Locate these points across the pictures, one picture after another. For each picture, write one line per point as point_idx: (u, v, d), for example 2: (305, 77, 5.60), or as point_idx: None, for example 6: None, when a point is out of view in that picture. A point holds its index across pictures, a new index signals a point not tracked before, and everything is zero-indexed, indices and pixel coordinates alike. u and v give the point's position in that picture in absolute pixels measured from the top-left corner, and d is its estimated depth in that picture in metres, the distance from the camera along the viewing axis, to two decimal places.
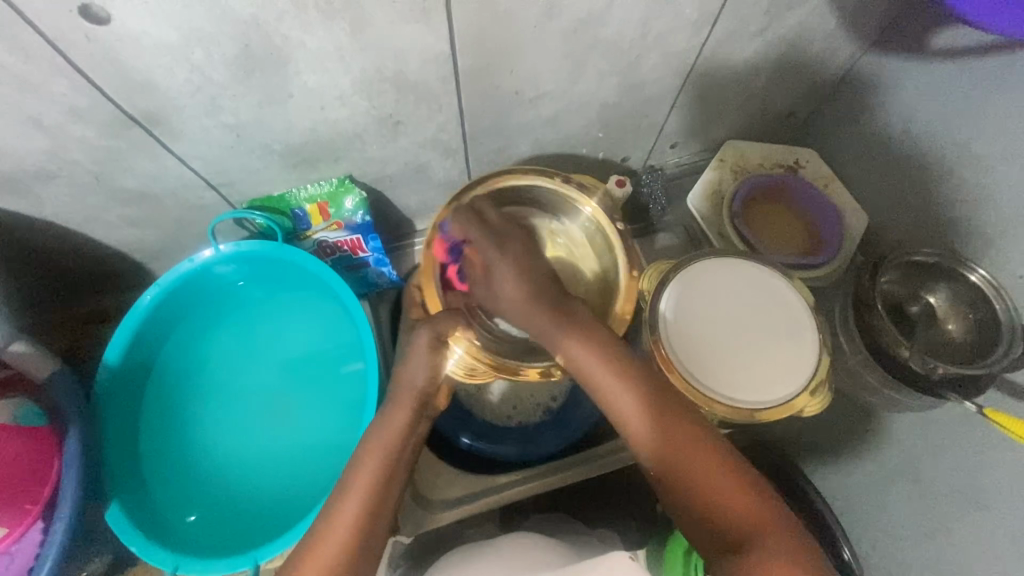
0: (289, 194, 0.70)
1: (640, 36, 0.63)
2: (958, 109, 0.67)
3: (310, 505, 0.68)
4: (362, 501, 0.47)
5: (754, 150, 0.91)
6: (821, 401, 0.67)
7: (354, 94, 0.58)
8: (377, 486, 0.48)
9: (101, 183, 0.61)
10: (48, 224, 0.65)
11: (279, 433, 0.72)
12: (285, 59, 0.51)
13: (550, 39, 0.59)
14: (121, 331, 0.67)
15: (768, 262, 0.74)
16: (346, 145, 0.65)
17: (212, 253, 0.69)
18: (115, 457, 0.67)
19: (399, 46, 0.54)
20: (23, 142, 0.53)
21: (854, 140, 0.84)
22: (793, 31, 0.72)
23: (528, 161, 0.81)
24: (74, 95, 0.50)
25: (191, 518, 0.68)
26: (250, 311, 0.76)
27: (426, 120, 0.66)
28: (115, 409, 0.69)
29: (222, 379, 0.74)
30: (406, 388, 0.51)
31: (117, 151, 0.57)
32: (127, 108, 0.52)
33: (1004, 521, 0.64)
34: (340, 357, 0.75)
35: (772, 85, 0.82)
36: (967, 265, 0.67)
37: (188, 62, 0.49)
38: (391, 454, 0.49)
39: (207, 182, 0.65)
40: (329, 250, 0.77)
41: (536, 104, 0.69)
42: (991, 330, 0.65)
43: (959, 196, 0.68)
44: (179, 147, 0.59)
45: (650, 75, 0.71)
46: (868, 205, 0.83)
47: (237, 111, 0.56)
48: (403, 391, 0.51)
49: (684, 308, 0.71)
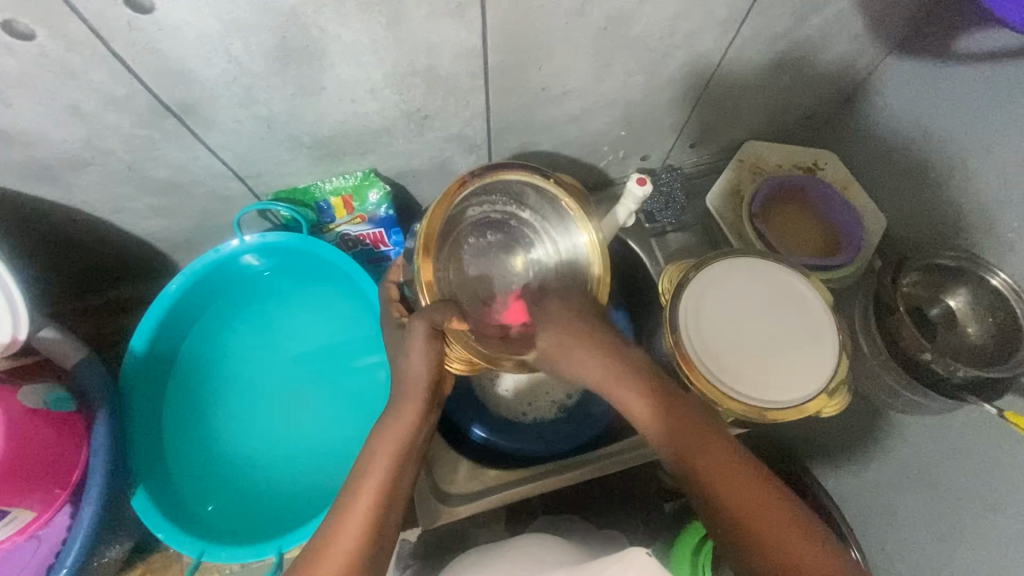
0: (314, 187, 0.71)
1: (668, 35, 0.64)
2: (983, 113, 0.67)
3: (329, 496, 0.68)
4: (379, 482, 0.49)
5: (773, 151, 0.91)
6: (839, 401, 0.67)
7: (385, 87, 0.58)
8: (393, 470, 0.50)
9: (132, 172, 0.61)
10: (78, 212, 0.65)
11: (299, 424, 0.73)
12: (321, 51, 0.52)
13: (580, 36, 0.59)
14: (148, 319, 0.68)
15: (787, 262, 0.75)
16: (373, 139, 0.66)
17: (239, 244, 0.70)
18: (140, 443, 0.68)
19: (432, 40, 0.54)
20: (60, 130, 0.54)
21: (873, 142, 0.84)
22: (819, 32, 0.72)
23: (550, 159, 0.81)
24: (112, 84, 0.50)
25: (211, 507, 0.68)
26: (272, 302, 0.77)
27: (453, 116, 0.66)
28: (140, 397, 0.69)
29: (244, 370, 0.74)
30: (415, 384, 0.55)
31: (150, 140, 0.58)
32: (164, 97, 0.53)
33: (1019, 524, 0.64)
34: (361, 351, 0.75)
35: (795, 86, 0.82)
36: (988, 269, 0.68)
37: (226, 53, 0.49)
38: (404, 441, 0.53)
39: (235, 173, 0.66)
40: (352, 243, 0.79)
41: (562, 101, 0.69)
42: (1012, 334, 0.66)
43: (981, 200, 0.69)
44: (211, 137, 0.59)
45: (675, 74, 0.71)
46: (887, 208, 0.83)
47: (270, 103, 0.56)
48: (413, 384, 0.55)
49: (703, 306, 0.71)
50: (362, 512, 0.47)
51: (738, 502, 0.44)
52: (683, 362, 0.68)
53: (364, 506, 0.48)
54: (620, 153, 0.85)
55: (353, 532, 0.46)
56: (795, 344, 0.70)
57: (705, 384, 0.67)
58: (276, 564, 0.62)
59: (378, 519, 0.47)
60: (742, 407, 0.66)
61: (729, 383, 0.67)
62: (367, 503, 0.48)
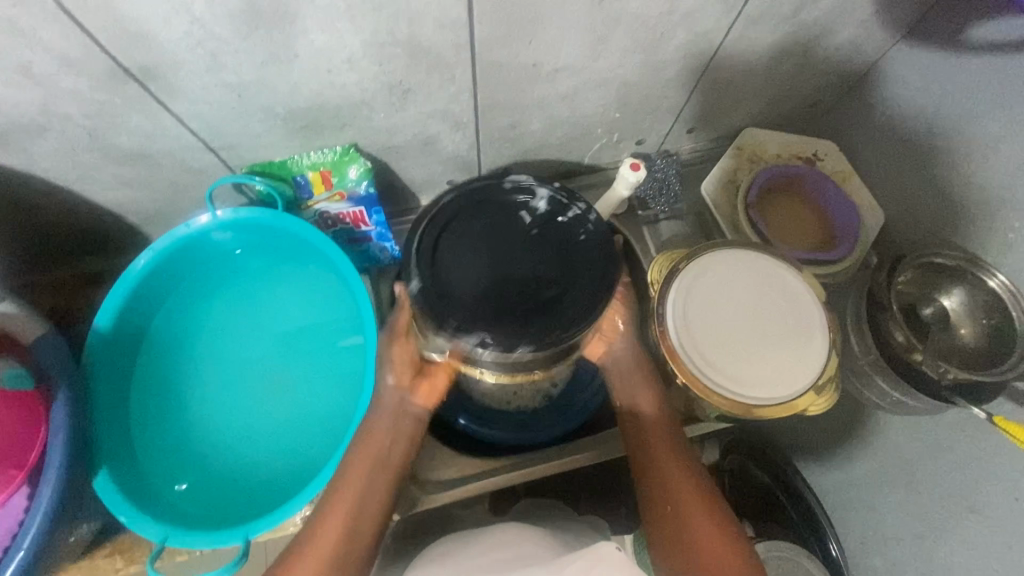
0: (290, 161, 0.67)
1: (667, 11, 0.60)
2: (992, 108, 0.64)
3: (302, 480, 0.67)
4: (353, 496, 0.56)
5: (773, 139, 0.88)
6: (826, 400, 0.66)
7: (364, 56, 0.55)
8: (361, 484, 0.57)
9: (95, 140, 0.58)
10: (38, 179, 0.62)
11: (272, 407, 0.71)
12: (293, 15, 0.48)
13: (574, 9, 0.56)
14: (113, 296, 0.66)
15: (781, 255, 0.72)
16: (352, 113, 0.62)
17: (210, 219, 0.67)
18: (105, 422, 0.66)
19: (413, 8, 0.50)
20: (12, 91, 0.50)
21: (877, 134, 0.81)
22: (827, 15, 0.68)
23: (541, 140, 0.78)
24: (66, 44, 0.46)
25: (179, 487, 0.67)
26: (245, 281, 0.74)
27: (437, 90, 0.62)
28: (106, 374, 0.67)
29: (216, 349, 0.72)
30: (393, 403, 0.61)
31: (111, 106, 0.54)
32: (124, 61, 0.49)
33: (998, 528, 0.63)
34: (337, 331, 0.73)
35: (799, 72, 0.79)
36: (986, 270, 0.66)
37: (188, 14, 0.46)
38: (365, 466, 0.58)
39: (206, 144, 0.62)
40: (331, 222, 0.75)
41: (554, 79, 0.66)
42: (1007, 338, 0.65)
43: (983, 197, 0.66)
44: (178, 106, 0.56)
45: (674, 54, 0.68)
46: (886, 202, 0.81)
47: (240, 70, 0.53)
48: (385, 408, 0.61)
49: (693, 300, 0.69)
50: (336, 529, 0.54)
51: (698, 525, 0.56)
52: (669, 357, 0.66)
53: (340, 518, 0.55)
54: (613, 136, 0.82)
55: (327, 540, 0.54)
56: (785, 340, 0.68)
57: (690, 378, 0.66)
58: (243, 550, 0.60)
59: (351, 532, 0.55)
60: (726, 402, 0.65)
61: (715, 378, 0.66)
62: (343, 516, 0.55)
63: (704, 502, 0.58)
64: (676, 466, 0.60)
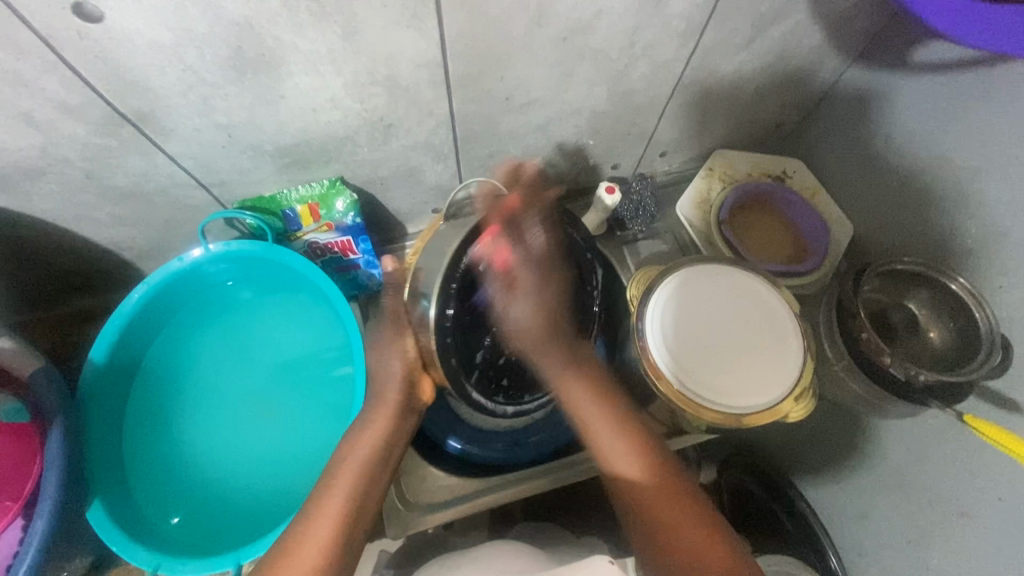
0: (280, 195, 0.71)
1: (628, 45, 0.64)
2: (938, 122, 0.68)
3: (298, 502, 0.68)
4: (340, 507, 0.50)
5: (742, 160, 0.92)
6: (806, 406, 0.68)
7: (346, 96, 0.58)
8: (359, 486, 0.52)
9: (92, 181, 0.61)
10: (36, 221, 0.65)
11: (266, 436, 0.72)
12: (278, 61, 0.52)
13: (539, 46, 0.60)
14: (107, 330, 0.66)
15: (753, 269, 0.75)
16: (337, 148, 0.66)
17: (202, 253, 0.69)
18: (99, 457, 0.66)
19: (390, 52, 0.55)
20: (15, 138, 0.53)
21: (840, 151, 0.85)
22: (781, 42, 0.73)
23: (520, 167, 0.82)
24: (65, 93, 0.50)
25: (174, 520, 0.68)
26: (240, 314, 0.77)
27: (417, 125, 0.66)
28: (99, 409, 0.68)
29: (209, 382, 0.74)
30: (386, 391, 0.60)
31: (108, 149, 0.58)
32: (120, 106, 0.53)
33: (983, 529, 0.64)
34: (328, 360, 0.75)
35: (760, 97, 0.84)
36: (946, 273, 0.67)
37: (180, 62, 0.50)
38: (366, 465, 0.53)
39: (198, 181, 0.66)
40: (320, 251, 0.78)
41: (526, 110, 0.70)
42: (972, 338, 0.66)
43: (939, 206, 0.69)
44: (171, 146, 0.59)
45: (639, 83, 0.72)
46: (854, 215, 0.84)
47: (230, 111, 0.57)
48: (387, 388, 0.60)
49: (670, 318, 0.71)
50: (326, 535, 0.48)
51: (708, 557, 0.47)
52: (653, 376, 0.67)
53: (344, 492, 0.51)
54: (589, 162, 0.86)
55: (336, 508, 0.50)
56: (762, 348, 0.70)
57: (675, 394, 0.66)
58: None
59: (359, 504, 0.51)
60: (706, 412, 0.66)
61: (698, 390, 0.67)
62: (337, 507, 0.50)
63: (683, 497, 0.51)
64: (662, 492, 0.52)
